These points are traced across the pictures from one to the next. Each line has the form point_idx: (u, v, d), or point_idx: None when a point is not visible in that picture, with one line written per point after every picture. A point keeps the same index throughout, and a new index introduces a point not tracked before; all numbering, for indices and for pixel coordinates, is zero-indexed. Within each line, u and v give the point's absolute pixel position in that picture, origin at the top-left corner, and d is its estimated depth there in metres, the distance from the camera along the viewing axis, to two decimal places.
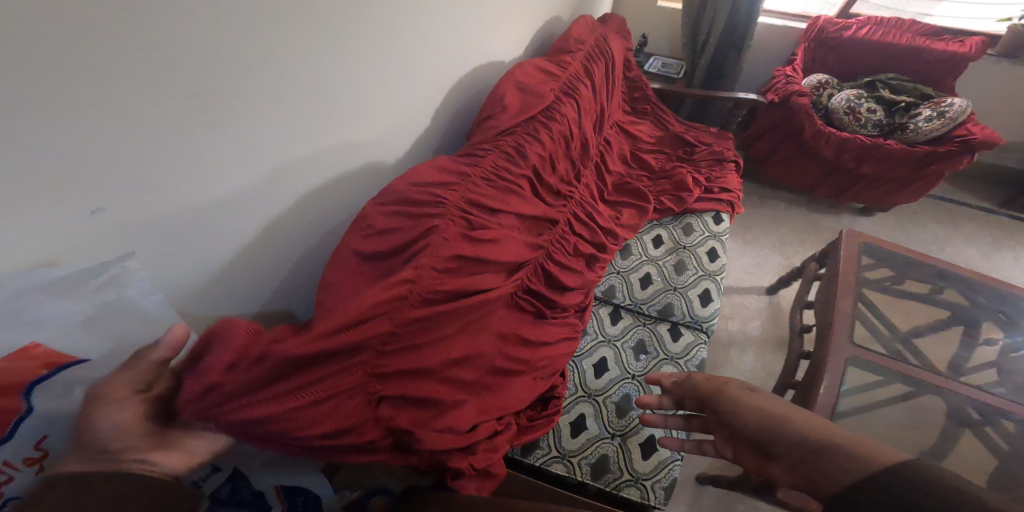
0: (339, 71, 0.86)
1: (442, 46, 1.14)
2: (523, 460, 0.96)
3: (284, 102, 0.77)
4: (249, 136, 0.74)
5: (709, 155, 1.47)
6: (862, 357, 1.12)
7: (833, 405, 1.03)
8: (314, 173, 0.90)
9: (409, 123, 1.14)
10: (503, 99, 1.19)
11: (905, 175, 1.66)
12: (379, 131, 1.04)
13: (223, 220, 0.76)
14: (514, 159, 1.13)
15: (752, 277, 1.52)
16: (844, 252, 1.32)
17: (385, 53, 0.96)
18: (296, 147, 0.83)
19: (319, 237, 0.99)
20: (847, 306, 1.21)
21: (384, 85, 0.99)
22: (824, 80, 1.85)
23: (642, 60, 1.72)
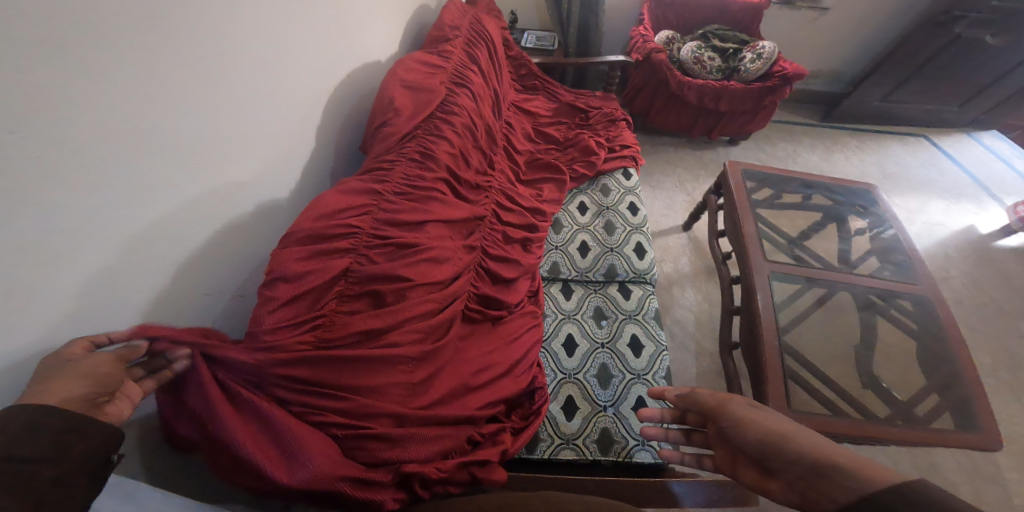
0: (169, 106, 0.72)
1: (309, 52, 1.01)
2: (530, 458, 0.91)
3: (105, 150, 0.64)
4: (67, 220, 0.60)
5: (603, 117, 1.51)
6: (781, 271, 1.23)
7: (774, 319, 1.11)
8: (182, 229, 0.76)
9: (292, 142, 1.00)
10: (392, 101, 1.08)
11: (752, 108, 1.89)
12: (256, 163, 0.90)
13: (57, 312, 0.61)
14: (429, 161, 1.04)
15: (668, 218, 1.62)
16: (733, 181, 1.45)
17: (230, 74, 0.82)
18: (146, 210, 0.70)
19: (221, 299, 0.85)
20: (752, 229, 1.33)
21: (239, 115, 0.85)
22: (670, 35, 2.02)
23: (516, 37, 1.72)
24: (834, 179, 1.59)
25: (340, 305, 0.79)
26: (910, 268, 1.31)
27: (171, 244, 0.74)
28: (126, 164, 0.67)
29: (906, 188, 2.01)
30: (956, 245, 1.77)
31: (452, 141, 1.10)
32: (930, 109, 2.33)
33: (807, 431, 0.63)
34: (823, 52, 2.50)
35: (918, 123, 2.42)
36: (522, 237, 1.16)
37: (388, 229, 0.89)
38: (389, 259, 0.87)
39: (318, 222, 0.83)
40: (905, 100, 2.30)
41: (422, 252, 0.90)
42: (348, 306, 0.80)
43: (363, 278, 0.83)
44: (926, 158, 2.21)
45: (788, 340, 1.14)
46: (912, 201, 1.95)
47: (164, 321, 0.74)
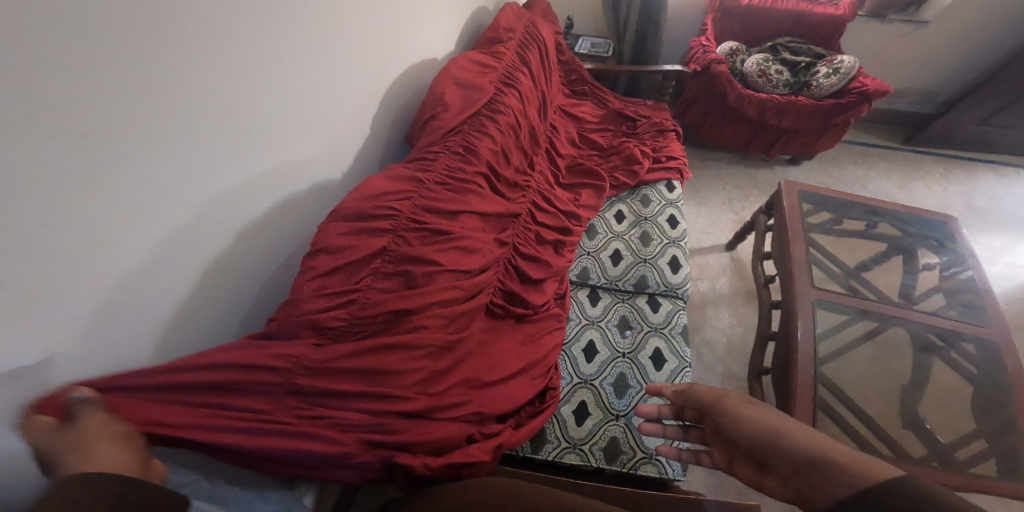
0: (248, 92, 0.79)
1: (371, 49, 1.07)
2: (535, 457, 0.92)
3: (191, 124, 0.71)
4: (154, 182, 0.68)
5: (651, 127, 1.49)
6: (828, 299, 1.16)
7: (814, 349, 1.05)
8: (244, 202, 0.84)
9: (348, 132, 1.07)
10: (443, 97, 1.12)
11: (819, 126, 1.79)
12: (315, 148, 0.97)
13: (135, 263, 0.69)
14: (469, 157, 1.08)
15: (711, 236, 1.57)
16: (786, 201, 1.38)
17: (301, 66, 0.89)
18: (216, 181, 0.77)
19: (267, 272, 0.93)
20: (801, 253, 1.26)
21: (306, 104, 0.92)
22: (735, 46, 1.95)
23: (572, 43, 1.73)
24: (902, 207, 1.47)
25: (374, 281, 0.84)
26: (981, 309, 1.19)
27: (233, 213, 0.82)
28: (206, 138, 0.74)
29: (993, 224, 1.82)
30: None
31: (494, 140, 1.13)
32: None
33: (806, 426, 0.60)
34: (910, 71, 2.32)
35: (1018, 153, 2.18)
36: (553, 240, 1.17)
37: (426, 215, 0.93)
38: (423, 244, 0.90)
39: (361, 203, 0.88)
40: (1004, 127, 2.08)
41: (454, 243, 0.94)
42: (382, 283, 0.84)
43: (401, 259, 0.87)
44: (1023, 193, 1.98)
45: (827, 371, 1.08)
46: (999, 239, 1.76)
47: (210, 286, 0.82)
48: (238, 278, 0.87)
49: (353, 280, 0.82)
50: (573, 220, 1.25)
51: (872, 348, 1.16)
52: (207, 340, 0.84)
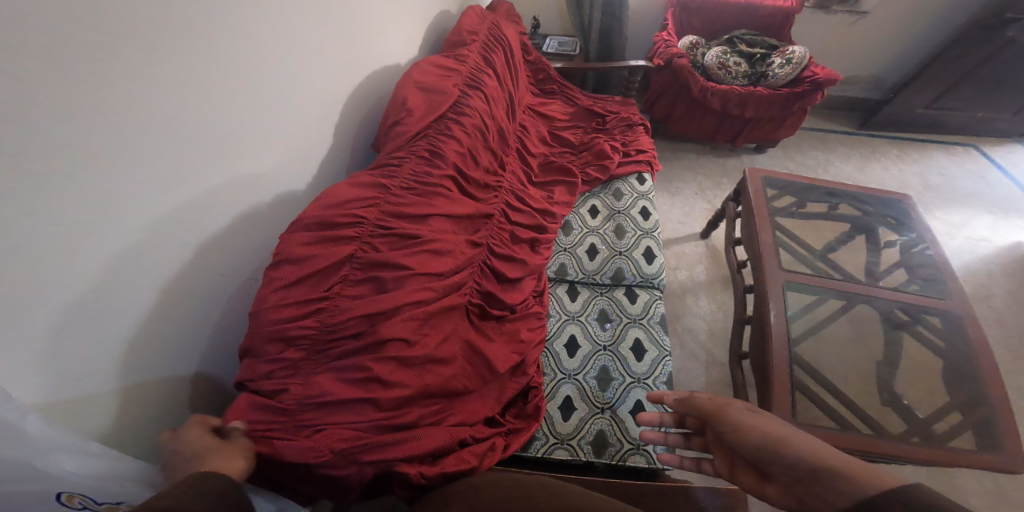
0: (202, 102, 0.76)
1: (331, 54, 1.04)
2: (524, 456, 0.91)
3: (133, 134, 0.67)
4: (104, 200, 0.64)
5: (619, 122, 1.50)
6: (796, 280, 1.19)
7: (786, 331, 1.08)
8: (204, 215, 0.80)
9: (311, 141, 1.03)
10: (404, 101, 1.10)
11: (779, 114, 1.84)
12: (276, 158, 0.94)
13: (84, 287, 0.64)
14: (437, 161, 1.06)
15: (685, 225, 1.60)
16: (752, 187, 1.42)
17: (256, 73, 0.86)
18: (173, 196, 0.73)
19: (237, 287, 0.89)
20: (768, 238, 1.29)
21: (264, 112, 0.89)
22: (695, 40, 2.00)
23: (537, 42, 1.74)
24: (860, 188, 1.52)
25: (343, 288, 0.81)
26: (941, 282, 1.24)
27: (192, 227, 0.78)
28: (159, 149, 0.71)
29: (947, 200, 1.92)
30: (1001, 261, 1.67)
31: (460, 141, 1.12)
32: (978, 117, 2.22)
33: (807, 434, 0.61)
34: (859, 58, 2.42)
35: (964, 131, 2.30)
36: (528, 238, 1.16)
37: (393, 220, 0.91)
38: (391, 249, 0.89)
39: (325, 209, 0.86)
40: (949, 108, 2.20)
41: (422, 245, 0.92)
42: (352, 289, 0.82)
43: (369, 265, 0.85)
44: (972, 170, 2.10)
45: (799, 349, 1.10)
46: (954, 214, 1.86)
47: (177, 307, 0.77)
48: (207, 298, 0.83)
49: (322, 288, 0.80)
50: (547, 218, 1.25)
51: (843, 325, 1.19)
52: (179, 365, 0.80)
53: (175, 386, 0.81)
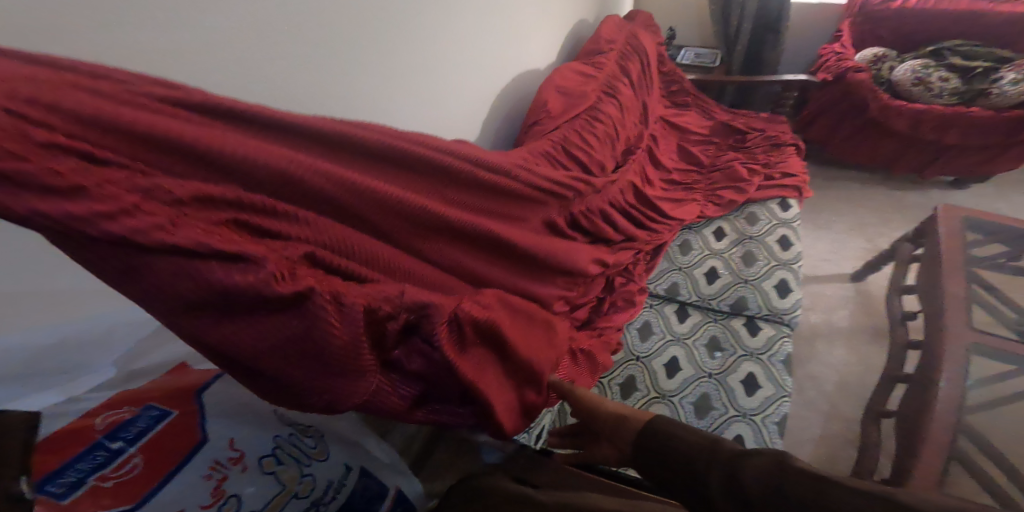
0: (385, 31, 0.82)
1: (482, 53, 1.13)
2: (598, 466, 0.84)
3: (341, 110, 0.78)
4: (294, 92, 0.69)
5: (764, 141, 1.36)
6: (988, 344, 0.92)
7: (962, 397, 0.84)
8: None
9: (458, 123, 1.11)
10: (546, 104, 1.14)
11: (997, 142, 1.46)
12: (430, 116, 1.00)
13: None
14: (562, 159, 1.06)
15: (831, 263, 1.36)
16: (943, 229, 1.14)
17: (431, 30, 0.93)
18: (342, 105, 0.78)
19: None
20: (959, 287, 1.02)
21: (430, 74, 0.97)
22: (880, 53, 1.71)
23: (674, 54, 1.66)
24: None
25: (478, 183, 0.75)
26: None
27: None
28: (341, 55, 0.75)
29: None
30: None
31: (587, 144, 1.12)
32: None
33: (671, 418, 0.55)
34: None
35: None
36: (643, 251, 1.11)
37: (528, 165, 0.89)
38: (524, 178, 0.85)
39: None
40: None
41: (538, 203, 0.87)
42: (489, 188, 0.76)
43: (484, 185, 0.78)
44: None
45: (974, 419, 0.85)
46: None
47: None
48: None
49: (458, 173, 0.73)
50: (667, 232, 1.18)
51: None
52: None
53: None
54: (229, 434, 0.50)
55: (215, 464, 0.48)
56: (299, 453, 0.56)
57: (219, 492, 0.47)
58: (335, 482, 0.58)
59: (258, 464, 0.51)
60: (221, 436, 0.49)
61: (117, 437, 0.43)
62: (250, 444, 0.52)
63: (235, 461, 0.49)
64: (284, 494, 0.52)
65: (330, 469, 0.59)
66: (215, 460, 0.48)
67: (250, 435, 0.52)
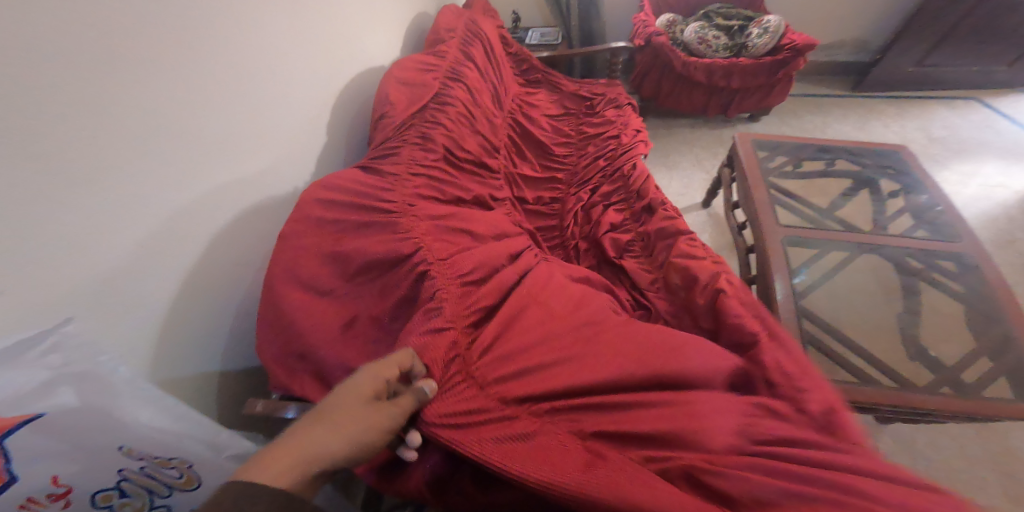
0: (199, 111, 0.77)
1: (316, 59, 1.05)
2: None
3: (169, 197, 0.73)
4: (108, 213, 0.65)
5: (609, 104, 1.50)
6: (796, 235, 1.19)
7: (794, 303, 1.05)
8: (209, 209, 0.80)
9: (307, 143, 1.05)
10: (388, 96, 1.12)
11: (766, 82, 1.83)
12: (270, 150, 0.94)
13: (110, 264, 0.65)
14: (430, 147, 1.07)
15: (686, 197, 1.62)
16: (743, 153, 1.42)
17: (247, 70, 0.87)
18: (171, 195, 0.73)
19: (252, 276, 0.90)
20: (764, 195, 1.30)
21: (259, 112, 0.90)
22: (673, 18, 2.01)
23: (520, 35, 1.75)
24: (857, 145, 1.49)
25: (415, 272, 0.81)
26: (948, 224, 1.22)
27: (198, 222, 0.78)
28: (148, 156, 0.69)
29: (955, 152, 1.91)
30: (1018, 204, 1.65)
31: (449, 127, 1.13)
32: (974, 71, 2.23)
33: None
34: (846, 23, 2.40)
35: (964, 85, 2.30)
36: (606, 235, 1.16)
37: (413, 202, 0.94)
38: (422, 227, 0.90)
39: (318, 208, 0.88)
40: (942, 62, 2.21)
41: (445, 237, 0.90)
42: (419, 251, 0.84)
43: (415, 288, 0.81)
44: (977, 120, 2.09)
45: (805, 304, 1.12)
46: (965, 165, 1.84)
47: (184, 311, 0.77)
48: (220, 298, 0.83)
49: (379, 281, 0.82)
50: (600, 208, 1.24)
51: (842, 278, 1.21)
52: (199, 368, 0.81)
53: (202, 383, 0.82)
54: (52, 472, 0.49)
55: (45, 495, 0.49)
56: (157, 484, 0.57)
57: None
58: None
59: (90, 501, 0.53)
60: (39, 475, 0.48)
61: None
62: (85, 483, 0.52)
63: (55, 498, 0.50)
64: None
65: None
66: (27, 498, 0.48)
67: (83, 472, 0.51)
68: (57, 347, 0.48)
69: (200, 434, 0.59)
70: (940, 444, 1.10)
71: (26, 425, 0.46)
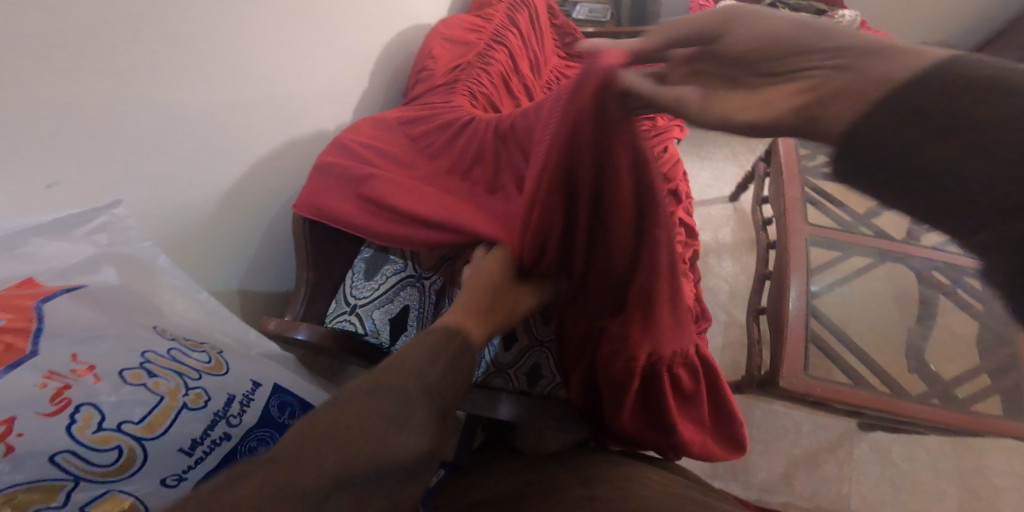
0: (250, 44, 0.84)
1: (365, 11, 1.11)
2: (532, 391, 0.93)
3: (215, 118, 0.81)
4: (163, 128, 0.73)
5: None
6: (821, 235, 1.17)
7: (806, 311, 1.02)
8: (251, 138, 0.89)
9: (348, 88, 1.11)
10: (431, 50, 1.18)
11: None
12: (314, 91, 1.01)
13: (161, 172, 0.75)
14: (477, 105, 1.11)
15: (714, 189, 1.61)
16: (782, 148, 1.39)
17: (299, 14, 0.93)
18: (219, 118, 0.81)
19: (282, 204, 1.01)
20: (796, 193, 1.27)
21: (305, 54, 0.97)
22: (733, 5, 1.95)
23: (569, 9, 1.75)
24: None
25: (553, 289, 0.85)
26: None
27: (243, 146, 0.88)
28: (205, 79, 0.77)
29: None
30: None
31: (486, 85, 1.15)
32: None
33: None
34: (930, 25, 2.23)
35: None
36: None
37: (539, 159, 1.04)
38: None
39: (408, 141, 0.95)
40: None
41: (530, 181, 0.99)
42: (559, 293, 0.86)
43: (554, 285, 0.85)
44: None
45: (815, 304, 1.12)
46: None
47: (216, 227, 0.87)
48: (254, 225, 0.95)
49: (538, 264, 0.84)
50: None
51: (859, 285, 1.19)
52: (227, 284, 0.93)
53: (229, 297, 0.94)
54: (71, 348, 0.49)
55: (56, 373, 0.48)
56: (185, 369, 0.57)
57: (60, 400, 0.47)
58: (238, 396, 0.62)
59: (119, 377, 0.52)
60: (61, 350, 0.49)
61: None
62: (111, 362, 0.52)
63: (81, 373, 0.49)
64: (167, 405, 0.54)
65: (200, 421, 0.57)
66: (51, 370, 0.47)
67: (107, 351, 0.52)
68: (104, 226, 0.60)
69: (227, 327, 0.67)
70: (915, 455, 1.22)
71: (68, 290, 0.52)
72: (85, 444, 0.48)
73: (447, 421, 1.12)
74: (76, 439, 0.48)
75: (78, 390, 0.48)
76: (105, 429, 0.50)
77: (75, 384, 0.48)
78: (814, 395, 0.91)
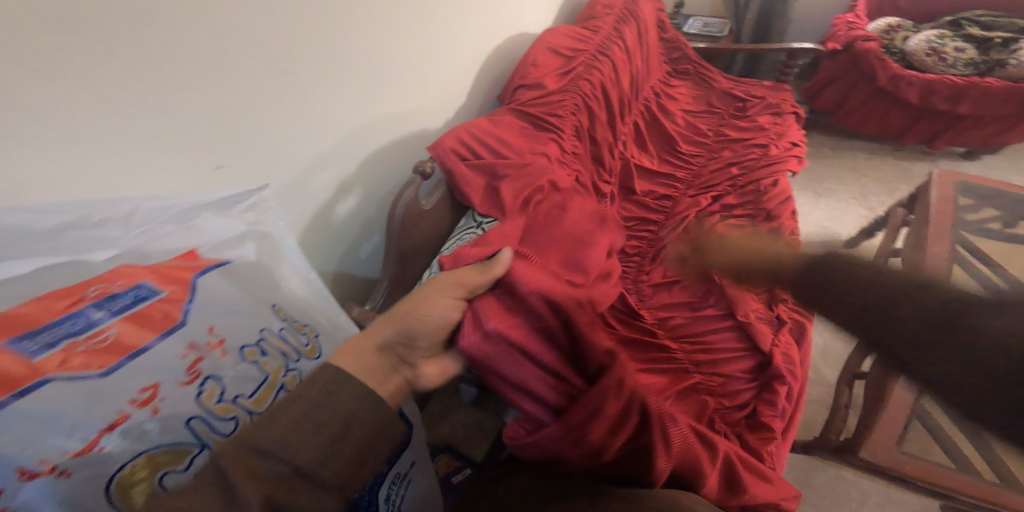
0: (386, 50, 0.93)
1: (479, 28, 1.19)
2: None
3: (350, 119, 0.89)
4: (303, 118, 0.79)
5: (765, 109, 1.37)
6: None
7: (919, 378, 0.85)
8: (375, 140, 0.96)
9: (454, 97, 1.18)
10: (534, 61, 1.17)
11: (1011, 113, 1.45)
12: (427, 99, 1.08)
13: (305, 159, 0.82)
14: (560, 134, 1.11)
15: (829, 230, 1.41)
16: (934, 194, 1.16)
17: (425, 31, 1.01)
18: (353, 118, 0.89)
19: None
20: (942, 250, 1.04)
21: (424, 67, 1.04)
22: (896, 23, 1.72)
23: (681, 23, 1.68)
24: None
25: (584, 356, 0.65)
26: None
27: (365, 147, 0.94)
28: (345, 77, 0.85)
29: None
30: None
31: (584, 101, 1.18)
32: None
33: None
34: None
35: None
36: (711, 247, 1.09)
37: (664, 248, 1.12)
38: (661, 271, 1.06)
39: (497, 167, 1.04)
40: None
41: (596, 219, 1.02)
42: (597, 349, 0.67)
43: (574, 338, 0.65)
44: None
45: None
46: None
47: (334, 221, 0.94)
48: None
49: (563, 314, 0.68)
50: (716, 217, 1.15)
51: None
52: None
53: None
54: (212, 320, 0.46)
55: (191, 347, 0.44)
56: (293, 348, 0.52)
57: (194, 371, 0.43)
58: None
59: (241, 352, 0.47)
60: (204, 321, 0.45)
61: (102, 307, 0.40)
62: (241, 339, 0.48)
63: (213, 346, 0.45)
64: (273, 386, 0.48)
65: None
66: (193, 341, 0.44)
67: (236, 325, 0.48)
68: (254, 206, 0.58)
69: (327, 308, 0.60)
70: None
71: (220, 267, 0.50)
72: (212, 414, 0.43)
73: (484, 424, 1.14)
74: (204, 409, 0.43)
75: (211, 365, 0.44)
76: (226, 401, 0.45)
77: (208, 359, 0.44)
78: (901, 472, 0.76)
